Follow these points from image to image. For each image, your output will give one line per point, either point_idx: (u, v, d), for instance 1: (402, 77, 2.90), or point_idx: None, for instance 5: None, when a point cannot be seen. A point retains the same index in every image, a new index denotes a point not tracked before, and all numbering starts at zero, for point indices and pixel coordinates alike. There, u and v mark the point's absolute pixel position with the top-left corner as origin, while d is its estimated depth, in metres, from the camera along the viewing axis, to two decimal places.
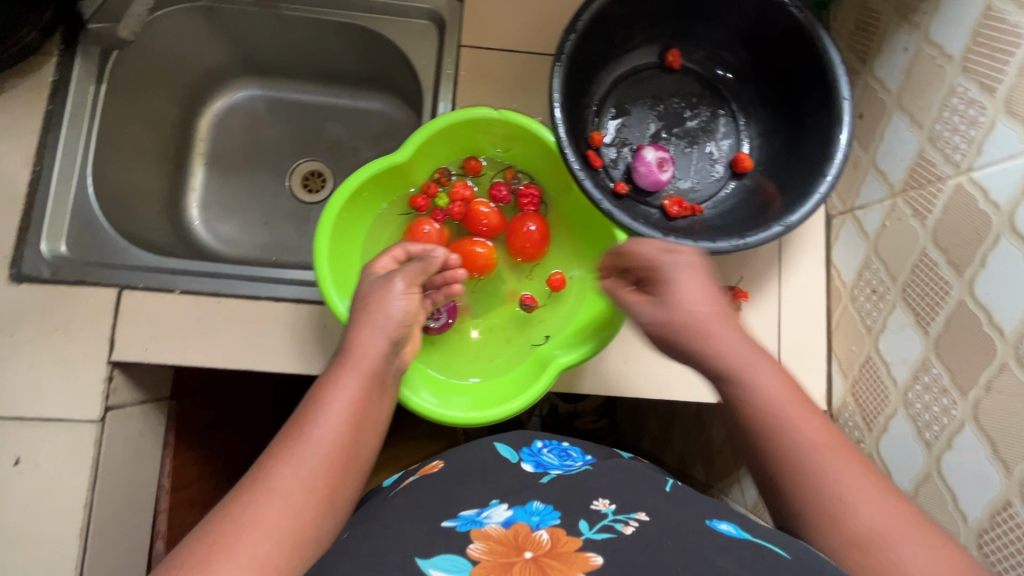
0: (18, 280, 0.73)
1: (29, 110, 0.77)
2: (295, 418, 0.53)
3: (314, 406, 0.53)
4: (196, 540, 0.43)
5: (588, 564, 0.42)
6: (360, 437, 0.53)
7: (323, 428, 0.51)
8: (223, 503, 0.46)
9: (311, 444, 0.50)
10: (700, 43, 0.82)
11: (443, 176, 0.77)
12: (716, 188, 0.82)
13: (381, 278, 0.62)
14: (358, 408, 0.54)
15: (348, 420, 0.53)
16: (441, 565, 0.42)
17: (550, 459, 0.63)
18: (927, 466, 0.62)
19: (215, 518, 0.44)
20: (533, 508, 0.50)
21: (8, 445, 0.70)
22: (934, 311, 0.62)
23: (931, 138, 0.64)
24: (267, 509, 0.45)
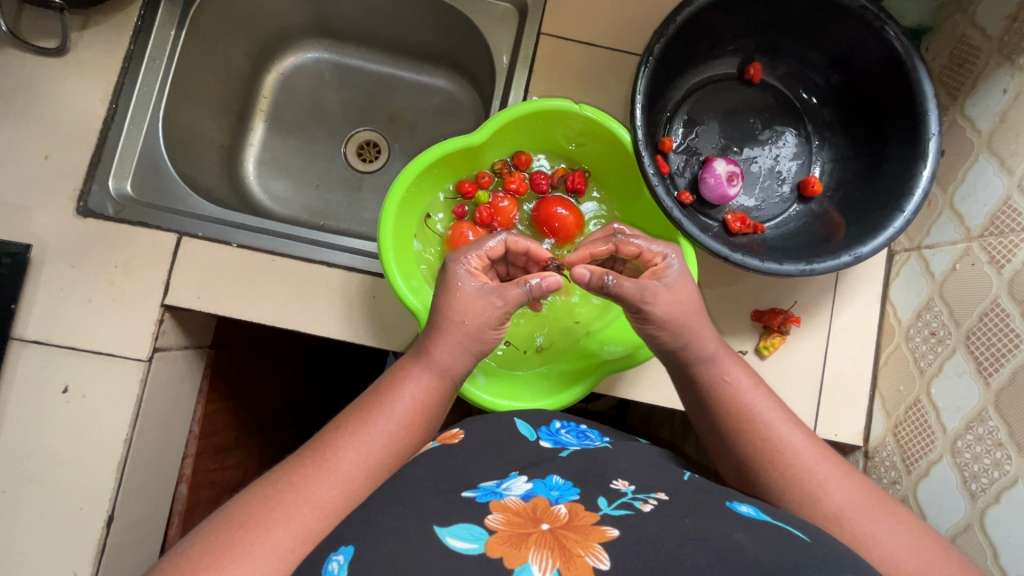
0: (84, 214, 0.74)
1: (111, 49, 0.78)
2: (362, 402, 0.60)
3: (380, 395, 0.60)
4: (274, 481, 0.51)
5: (604, 536, 0.43)
6: (416, 432, 0.59)
7: (386, 418, 0.58)
8: (299, 456, 0.54)
9: (372, 429, 0.56)
10: (786, 60, 0.80)
11: (504, 167, 0.77)
12: (780, 209, 0.81)
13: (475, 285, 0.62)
14: (419, 407, 0.60)
15: (408, 416, 0.59)
16: (458, 534, 0.43)
17: (568, 438, 0.63)
18: (968, 517, 0.61)
19: (291, 468, 0.52)
20: (553, 483, 0.50)
21: (59, 373, 0.72)
22: (999, 363, 0.60)
23: (1021, 185, 0.62)
24: (326, 477, 0.51)
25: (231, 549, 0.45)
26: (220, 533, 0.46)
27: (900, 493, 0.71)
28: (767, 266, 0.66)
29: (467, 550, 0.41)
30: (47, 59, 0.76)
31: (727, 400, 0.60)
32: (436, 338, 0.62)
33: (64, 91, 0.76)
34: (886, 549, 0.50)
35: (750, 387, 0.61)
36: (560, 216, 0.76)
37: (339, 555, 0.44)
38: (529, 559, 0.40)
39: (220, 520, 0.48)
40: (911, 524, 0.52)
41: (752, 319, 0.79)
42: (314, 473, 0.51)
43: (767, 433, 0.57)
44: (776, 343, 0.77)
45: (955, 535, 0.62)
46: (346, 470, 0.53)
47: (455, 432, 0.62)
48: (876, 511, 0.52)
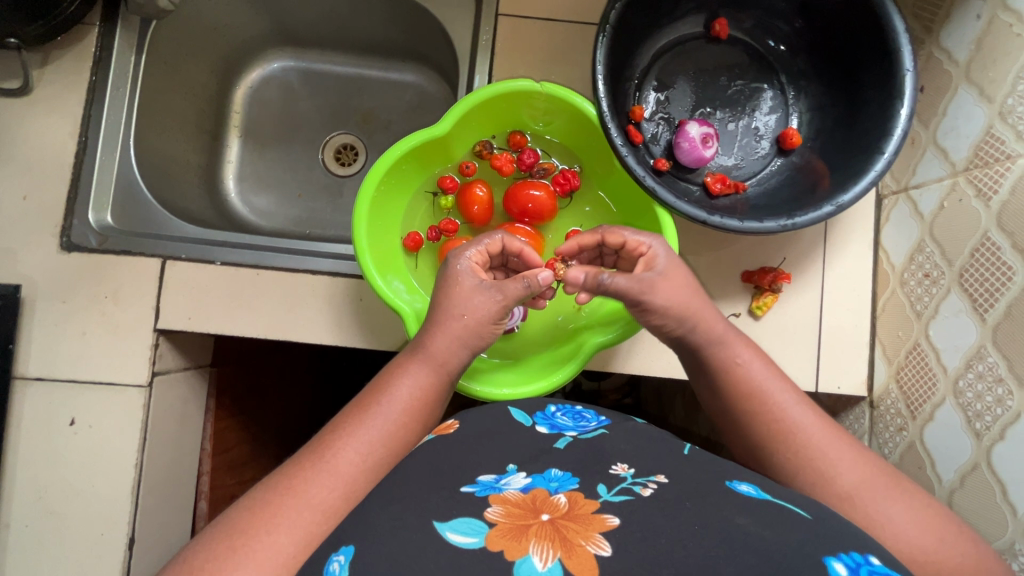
0: (69, 249, 0.75)
1: (73, 82, 0.78)
2: (359, 401, 0.59)
3: (376, 392, 0.60)
4: (274, 484, 0.51)
5: (605, 526, 0.42)
6: (415, 427, 0.59)
7: (383, 416, 0.57)
8: (298, 458, 0.54)
9: (370, 427, 0.56)
10: (751, 12, 0.78)
11: (485, 150, 0.76)
12: (761, 165, 0.79)
13: (489, 286, 0.63)
14: (418, 408, 0.59)
15: (405, 412, 0.59)
16: (458, 529, 0.42)
17: (564, 421, 0.62)
18: (975, 457, 0.60)
19: (291, 470, 0.52)
20: (552, 475, 0.49)
21: (64, 406, 0.73)
22: (994, 298, 0.59)
23: (1001, 113, 0.60)
24: (326, 478, 0.51)
25: (233, 556, 0.45)
26: (222, 540, 0.46)
27: (907, 440, 0.69)
28: (747, 225, 0.65)
29: (467, 545, 0.41)
30: (14, 100, 0.77)
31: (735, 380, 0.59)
32: (432, 330, 0.62)
33: (33, 129, 0.77)
34: (892, 523, 0.49)
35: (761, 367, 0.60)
36: (534, 199, 0.74)
37: (339, 555, 0.43)
38: (529, 551, 0.40)
39: (221, 528, 0.48)
40: (917, 500, 0.51)
41: (742, 281, 0.78)
42: (314, 474, 0.51)
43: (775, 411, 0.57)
44: (769, 302, 0.76)
45: (963, 477, 0.61)
46: (345, 469, 0.53)
47: (450, 423, 0.60)
48: (883, 486, 0.51)
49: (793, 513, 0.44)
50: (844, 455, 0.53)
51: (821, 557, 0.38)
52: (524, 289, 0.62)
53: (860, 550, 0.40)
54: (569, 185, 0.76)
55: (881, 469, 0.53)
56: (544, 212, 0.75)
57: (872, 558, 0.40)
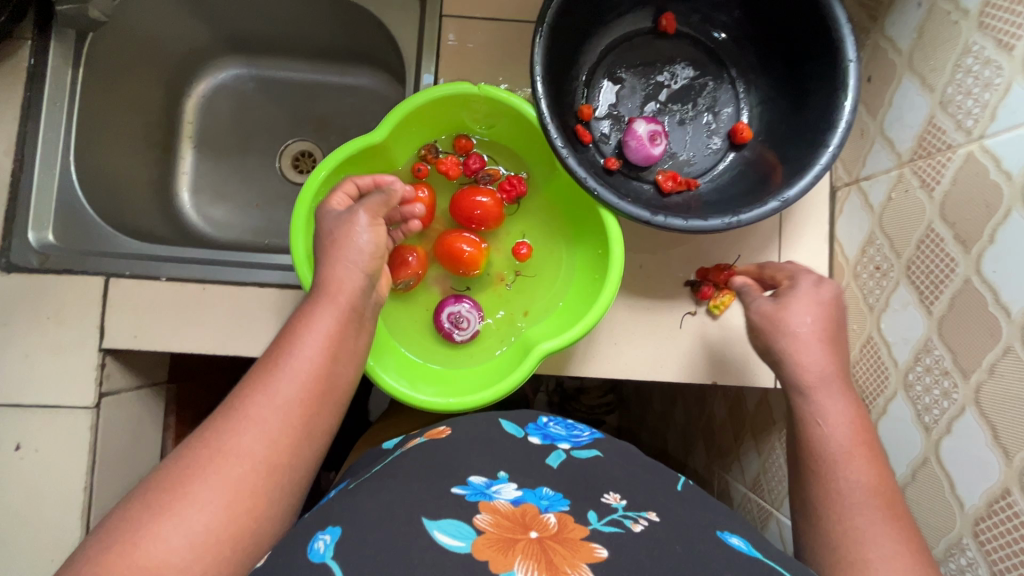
0: (8, 270, 0.73)
1: (6, 97, 0.76)
2: (270, 350, 0.53)
3: (287, 336, 0.53)
4: (188, 449, 0.46)
5: (593, 555, 0.41)
6: (333, 366, 0.54)
7: (293, 364, 0.51)
8: (212, 419, 0.48)
9: (284, 376, 0.51)
10: (697, 6, 0.77)
11: (430, 154, 0.74)
12: (714, 161, 0.78)
13: (343, 214, 0.59)
14: (333, 348, 0.54)
15: (320, 354, 0.53)
16: (445, 529, 0.42)
17: (555, 432, 0.63)
18: (925, 451, 0.59)
19: (204, 433, 0.47)
20: (543, 493, 0.49)
21: (9, 431, 0.72)
22: (939, 290, 0.58)
23: (942, 102, 0.59)
24: (238, 433, 0.47)
25: (149, 526, 0.42)
26: (136, 510, 0.43)
27: None
28: (691, 224, 0.64)
29: (453, 548, 0.40)
30: None
31: (799, 388, 0.61)
32: (333, 265, 0.57)
33: None
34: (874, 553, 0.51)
35: (824, 377, 0.61)
36: (481, 204, 0.72)
37: (324, 534, 0.42)
38: (514, 566, 0.39)
39: (134, 499, 0.44)
40: (904, 532, 0.52)
41: (698, 278, 0.76)
42: (226, 431, 0.47)
43: (817, 427, 0.59)
44: (726, 301, 0.75)
45: (914, 471, 0.60)
46: (260, 422, 0.48)
47: (441, 429, 0.62)
48: (882, 515, 0.53)
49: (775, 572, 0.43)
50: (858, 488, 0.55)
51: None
52: (383, 199, 0.60)
53: None
54: (516, 190, 0.75)
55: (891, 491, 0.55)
56: (490, 219, 0.73)
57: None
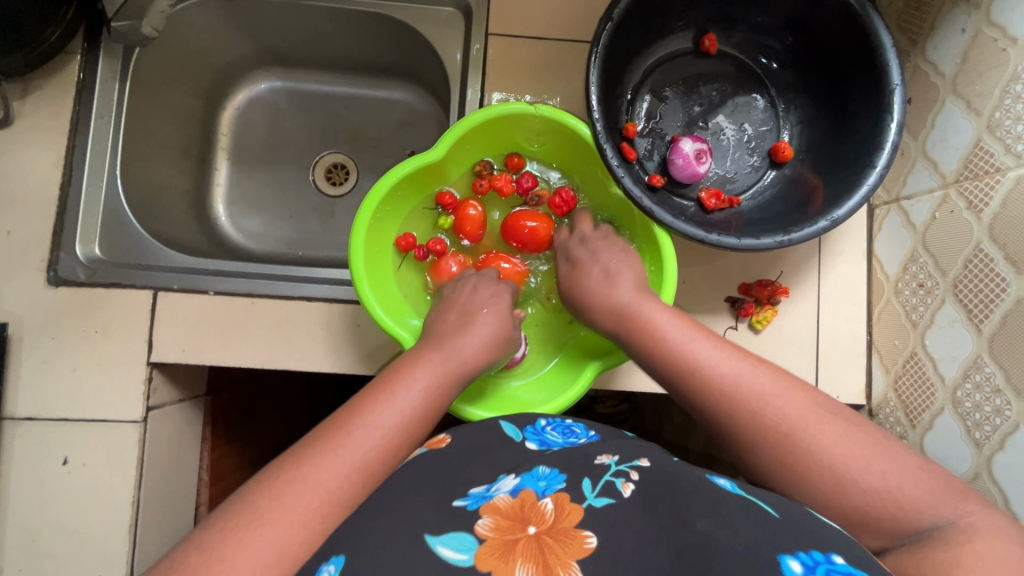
0: (56, 283, 0.74)
1: (55, 112, 0.76)
2: (377, 383, 0.56)
3: (394, 376, 0.57)
4: (289, 458, 0.47)
5: (584, 548, 0.38)
6: (417, 424, 0.54)
7: (401, 401, 0.54)
8: (314, 433, 0.50)
9: (389, 410, 0.53)
10: (739, 28, 0.79)
11: (485, 170, 0.77)
12: (754, 178, 0.79)
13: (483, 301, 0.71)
14: (432, 398, 0.57)
15: (424, 401, 0.56)
16: (449, 543, 0.39)
17: (554, 437, 0.56)
18: (976, 466, 0.60)
19: (305, 445, 0.48)
20: (539, 473, 0.47)
21: (56, 445, 0.72)
22: (989, 308, 0.60)
23: (990, 126, 0.61)
24: (318, 466, 0.46)
25: (215, 558, 0.40)
26: (208, 536, 0.41)
27: (908, 448, 0.70)
28: (744, 243, 0.65)
29: (457, 561, 0.37)
30: None
31: (661, 357, 0.58)
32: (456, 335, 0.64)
33: (15, 162, 0.75)
34: (861, 467, 0.45)
35: (681, 335, 0.58)
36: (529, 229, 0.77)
37: (329, 565, 0.39)
38: (516, 573, 0.37)
39: (207, 527, 0.42)
40: (873, 440, 0.47)
41: (739, 293, 0.78)
42: (307, 464, 0.46)
43: (709, 384, 0.53)
44: (769, 316, 0.76)
45: (965, 486, 0.62)
46: (359, 448, 0.49)
47: (441, 436, 0.56)
48: (830, 434, 0.47)
49: (761, 510, 0.41)
50: (815, 425, 0.48)
51: (776, 557, 0.36)
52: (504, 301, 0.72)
53: (823, 549, 0.38)
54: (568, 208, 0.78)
55: (823, 407, 0.49)
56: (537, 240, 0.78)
57: (835, 557, 0.38)
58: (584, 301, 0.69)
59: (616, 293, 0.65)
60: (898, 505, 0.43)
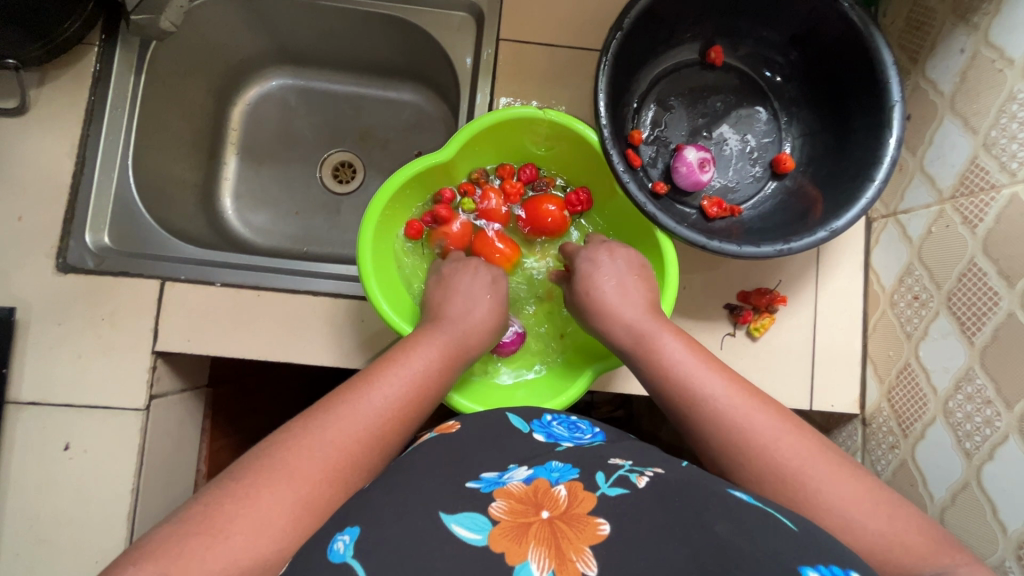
0: (65, 270, 0.74)
1: (71, 102, 0.78)
2: (389, 354, 0.59)
3: (406, 348, 0.60)
4: (308, 419, 0.50)
5: (597, 536, 0.39)
6: (427, 395, 0.57)
7: (413, 372, 0.57)
8: (330, 397, 0.53)
9: (402, 380, 0.56)
10: (745, 41, 0.81)
11: (479, 178, 0.79)
12: (756, 188, 0.81)
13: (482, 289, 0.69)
14: (440, 372, 0.59)
15: (433, 373, 0.59)
16: (463, 522, 0.41)
17: (560, 430, 0.58)
18: (965, 476, 0.62)
19: (323, 408, 0.51)
20: (553, 466, 0.48)
21: (59, 430, 0.72)
22: (982, 321, 0.61)
23: (986, 144, 0.63)
24: (335, 428, 0.49)
25: (240, 501, 0.43)
26: (234, 481, 0.44)
27: (899, 457, 0.71)
28: (745, 250, 0.67)
29: (472, 541, 0.39)
30: (8, 120, 0.76)
31: (669, 383, 0.58)
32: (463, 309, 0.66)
33: (29, 149, 0.76)
34: (859, 511, 0.46)
35: (692, 363, 0.58)
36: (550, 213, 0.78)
37: (343, 535, 0.41)
38: (528, 556, 0.38)
39: (233, 471, 0.45)
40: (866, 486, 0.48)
41: (738, 300, 0.79)
42: (325, 425, 0.49)
43: (715, 416, 0.54)
44: (766, 324, 0.77)
45: (954, 495, 0.63)
46: (373, 416, 0.52)
47: (451, 423, 0.58)
48: (831, 473, 0.48)
49: (778, 524, 0.42)
50: (819, 465, 0.49)
51: (798, 569, 0.37)
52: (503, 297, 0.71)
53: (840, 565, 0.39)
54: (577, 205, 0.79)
55: (826, 449, 0.51)
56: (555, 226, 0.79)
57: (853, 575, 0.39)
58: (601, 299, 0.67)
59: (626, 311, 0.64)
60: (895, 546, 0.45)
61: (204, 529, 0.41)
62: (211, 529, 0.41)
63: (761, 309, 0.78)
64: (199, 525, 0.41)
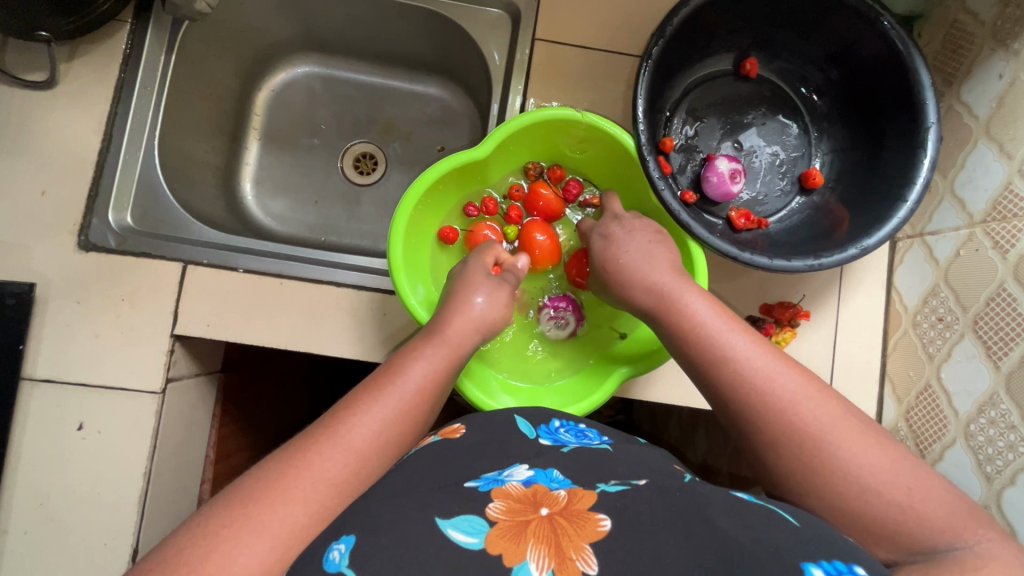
0: (86, 248, 0.73)
1: (100, 78, 0.77)
2: (374, 379, 0.56)
3: (392, 371, 0.56)
4: (287, 453, 0.46)
5: (598, 530, 0.39)
6: (415, 419, 0.54)
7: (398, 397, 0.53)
8: (311, 429, 0.49)
9: (386, 407, 0.52)
10: (781, 54, 0.81)
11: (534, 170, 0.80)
12: (783, 202, 0.81)
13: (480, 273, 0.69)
14: (427, 391, 0.56)
15: (419, 393, 0.55)
16: (459, 526, 0.39)
17: (567, 437, 0.56)
18: (985, 499, 0.62)
19: (304, 440, 0.48)
20: (554, 471, 0.47)
21: (72, 410, 0.71)
22: (1009, 347, 0.61)
23: (1021, 170, 0.63)
24: (341, 448, 0.47)
25: (226, 534, 0.40)
26: (233, 507, 0.42)
27: None
28: (776, 263, 0.67)
29: (469, 545, 0.38)
30: (35, 93, 0.75)
31: (716, 363, 0.55)
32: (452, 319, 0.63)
33: (55, 124, 0.75)
34: (902, 507, 0.44)
35: (720, 325, 0.57)
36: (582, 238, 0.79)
37: (339, 543, 0.40)
38: (528, 556, 0.37)
39: (204, 512, 0.42)
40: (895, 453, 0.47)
41: (760, 313, 0.79)
42: (330, 445, 0.47)
43: (743, 381, 0.52)
44: (787, 337, 0.77)
45: None
46: (357, 447, 0.48)
47: (456, 427, 0.57)
48: (859, 443, 0.47)
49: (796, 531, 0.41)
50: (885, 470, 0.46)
51: (799, 563, 0.37)
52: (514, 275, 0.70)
53: (845, 560, 0.38)
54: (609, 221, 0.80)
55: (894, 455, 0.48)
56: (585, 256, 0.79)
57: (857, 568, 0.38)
58: (634, 272, 0.65)
59: (653, 278, 0.63)
60: (905, 517, 0.44)
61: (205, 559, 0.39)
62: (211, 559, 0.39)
63: (782, 320, 0.78)
64: (200, 554, 0.39)
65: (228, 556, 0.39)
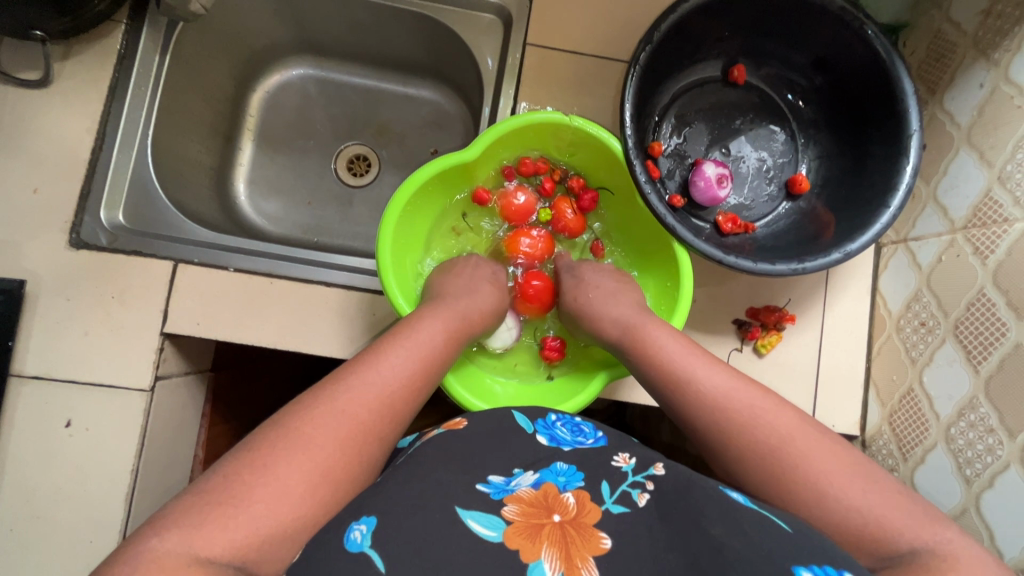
0: (77, 246, 0.74)
1: (95, 77, 0.77)
2: (372, 347, 0.56)
3: (389, 340, 0.57)
4: (286, 416, 0.47)
5: (599, 548, 0.39)
6: (417, 384, 0.55)
7: (395, 363, 0.54)
8: (310, 392, 0.50)
9: (384, 370, 0.53)
10: (769, 62, 0.82)
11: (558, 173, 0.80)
12: (770, 207, 0.82)
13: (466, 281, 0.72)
14: (426, 359, 0.57)
15: (417, 360, 0.56)
16: (479, 519, 0.41)
17: (563, 433, 0.56)
18: (964, 502, 0.63)
19: (304, 401, 0.49)
20: (559, 469, 0.47)
21: (61, 407, 0.71)
22: (988, 351, 0.62)
23: (1000, 178, 0.64)
24: (350, 402, 0.49)
25: (232, 493, 0.41)
26: (244, 460, 0.43)
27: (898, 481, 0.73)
28: (760, 267, 0.67)
29: (490, 538, 0.39)
30: (30, 92, 0.76)
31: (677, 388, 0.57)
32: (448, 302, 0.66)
33: (50, 123, 0.76)
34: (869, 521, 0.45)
35: (684, 353, 0.60)
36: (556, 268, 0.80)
37: (360, 523, 0.41)
38: (542, 556, 0.39)
39: (207, 477, 0.43)
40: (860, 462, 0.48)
41: (747, 316, 0.80)
42: (341, 399, 0.49)
43: (706, 404, 0.54)
44: (773, 341, 0.78)
45: (952, 520, 0.64)
46: (357, 407, 0.49)
47: (459, 419, 0.56)
48: (821, 455, 0.48)
49: (771, 528, 0.42)
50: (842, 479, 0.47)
51: (791, 568, 0.37)
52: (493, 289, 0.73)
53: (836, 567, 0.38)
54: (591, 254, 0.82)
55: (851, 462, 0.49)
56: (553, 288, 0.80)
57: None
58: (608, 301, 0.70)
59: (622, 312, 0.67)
60: (878, 527, 0.44)
61: (212, 517, 0.39)
62: (218, 516, 0.40)
63: (766, 322, 0.78)
64: (212, 505, 0.40)
65: (239, 505, 0.40)
